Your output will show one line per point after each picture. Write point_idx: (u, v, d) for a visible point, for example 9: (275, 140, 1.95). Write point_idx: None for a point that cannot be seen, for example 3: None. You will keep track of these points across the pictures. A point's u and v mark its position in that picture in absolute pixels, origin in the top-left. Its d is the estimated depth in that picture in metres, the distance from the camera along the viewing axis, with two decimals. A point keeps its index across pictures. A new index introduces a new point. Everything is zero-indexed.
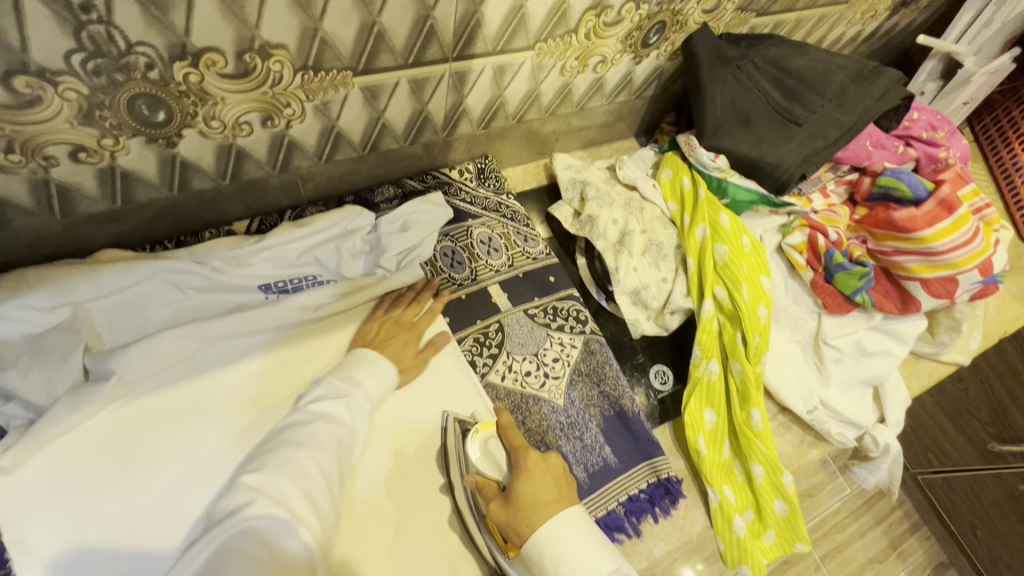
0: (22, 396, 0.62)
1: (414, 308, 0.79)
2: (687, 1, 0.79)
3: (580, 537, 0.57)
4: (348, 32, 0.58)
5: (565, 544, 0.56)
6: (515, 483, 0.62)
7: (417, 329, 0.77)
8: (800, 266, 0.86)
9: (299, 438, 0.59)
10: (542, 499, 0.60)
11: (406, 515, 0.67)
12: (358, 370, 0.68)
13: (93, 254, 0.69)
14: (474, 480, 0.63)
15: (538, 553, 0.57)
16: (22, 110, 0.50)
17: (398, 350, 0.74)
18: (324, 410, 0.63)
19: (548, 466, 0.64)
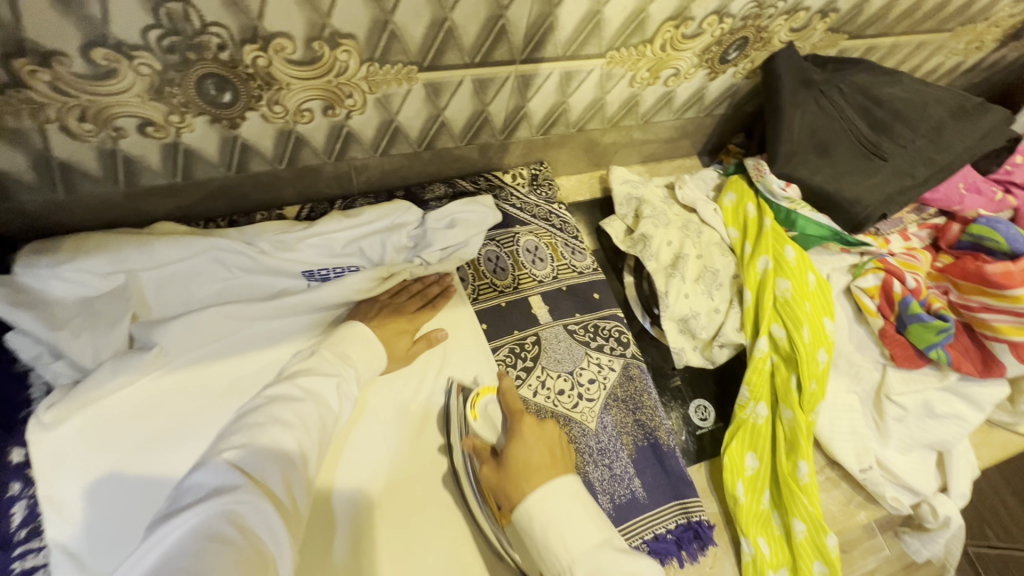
0: (70, 356, 0.63)
1: (413, 300, 0.77)
2: (775, 17, 0.74)
3: (573, 510, 0.51)
4: (418, 26, 0.56)
5: (554, 517, 0.51)
6: (508, 446, 0.57)
7: (416, 320, 0.75)
8: (869, 313, 0.79)
9: (285, 415, 0.56)
10: (533, 464, 0.55)
11: (415, 491, 0.65)
12: (351, 347, 0.67)
13: (150, 226, 0.71)
14: (471, 443, 0.60)
15: (527, 521, 0.52)
16: (97, 81, 0.51)
17: (392, 334, 0.72)
18: (312, 389, 0.60)
19: (545, 433, 0.59)
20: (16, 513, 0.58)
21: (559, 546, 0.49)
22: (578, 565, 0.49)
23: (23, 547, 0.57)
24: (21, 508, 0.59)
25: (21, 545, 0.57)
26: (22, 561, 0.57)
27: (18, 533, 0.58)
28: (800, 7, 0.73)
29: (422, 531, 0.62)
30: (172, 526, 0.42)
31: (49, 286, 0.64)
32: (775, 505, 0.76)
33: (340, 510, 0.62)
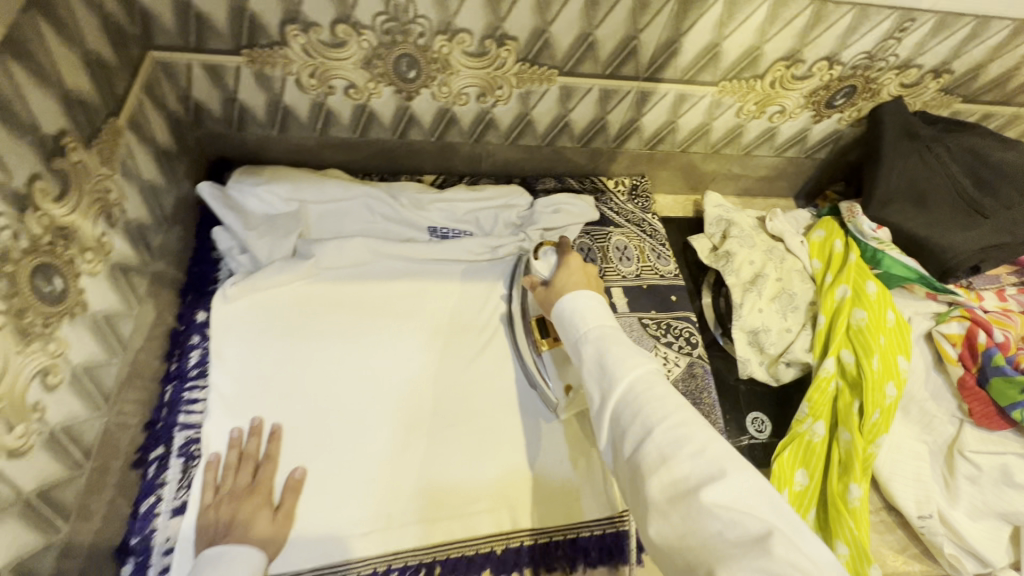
0: (252, 252, 0.82)
1: (250, 469, 0.69)
2: (884, 71, 0.80)
3: (593, 299, 0.62)
4: (568, 37, 0.71)
5: (581, 307, 0.61)
6: (556, 273, 0.69)
7: (265, 487, 0.68)
8: (949, 360, 0.79)
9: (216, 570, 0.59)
10: (574, 282, 0.66)
11: (481, 444, 0.77)
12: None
13: (325, 170, 0.90)
14: (528, 278, 0.74)
15: (558, 309, 0.63)
16: (333, 48, 0.70)
17: (249, 528, 0.64)
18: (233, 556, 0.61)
19: (587, 266, 0.70)
20: (193, 356, 0.76)
21: (579, 319, 0.60)
22: (592, 330, 0.59)
23: (192, 382, 0.75)
24: (196, 354, 0.76)
25: (192, 380, 0.75)
26: (189, 392, 0.74)
27: (192, 371, 0.75)
28: (912, 64, 0.79)
29: (484, 466, 0.76)
30: None
31: (247, 200, 0.85)
32: (820, 528, 0.77)
33: (418, 433, 0.77)
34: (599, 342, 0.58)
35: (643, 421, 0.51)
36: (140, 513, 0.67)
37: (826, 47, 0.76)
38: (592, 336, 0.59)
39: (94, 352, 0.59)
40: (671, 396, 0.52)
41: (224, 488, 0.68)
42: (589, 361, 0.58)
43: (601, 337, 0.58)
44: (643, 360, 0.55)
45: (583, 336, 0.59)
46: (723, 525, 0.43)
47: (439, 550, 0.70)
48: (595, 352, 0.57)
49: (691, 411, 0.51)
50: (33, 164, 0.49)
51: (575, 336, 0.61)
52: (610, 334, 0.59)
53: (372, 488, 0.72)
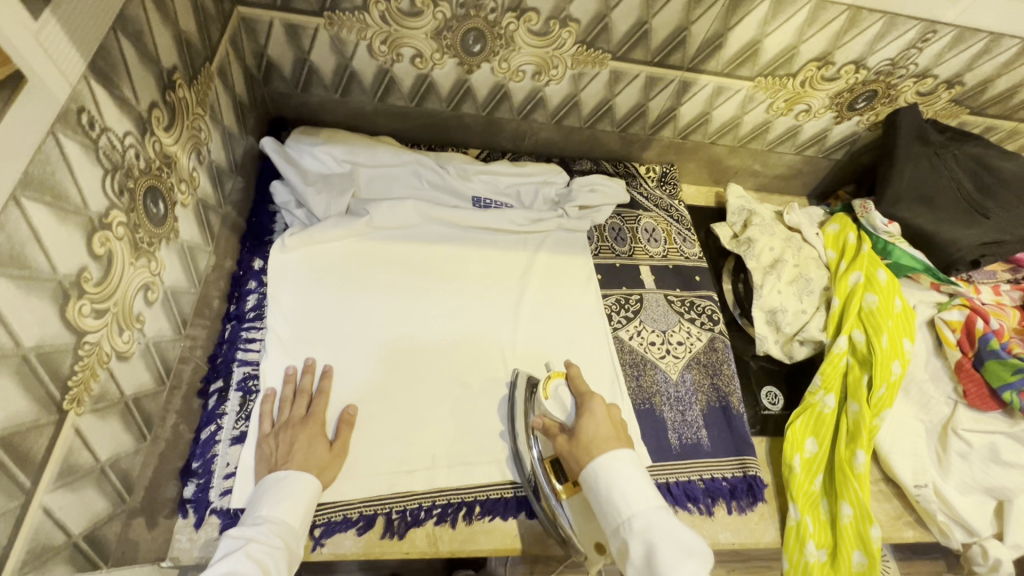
0: (309, 206, 0.86)
1: (305, 402, 0.72)
2: (904, 78, 0.88)
3: (635, 474, 0.60)
4: (626, 23, 0.77)
5: (622, 477, 0.59)
6: (579, 420, 0.67)
7: (319, 421, 0.71)
8: (948, 344, 0.87)
9: (278, 493, 0.63)
10: (602, 436, 0.64)
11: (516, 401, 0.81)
12: (274, 503, 0.61)
13: (378, 136, 0.95)
14: (542, 421, 0.70)
15: (594, 478, 0.61)
16: (408, 16, 0.75)
17: (308, 454, 0.67)
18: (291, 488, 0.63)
19: (611, 411, 0.68)
20: (250, 299, 0.80)
21: (622, 500, 0.58)
22: (637, 517, 0.57)
23: (249, 323, 0.78)
24: (254, 297, 0.80)
25: (250, 321, 0.79)
26: (247, 331, 0.78)
27: (250, 313, 0.79)
28: (929, 73, 0.87)
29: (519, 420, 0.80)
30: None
31: (305, 157, 0.89)
32: (826, 493, 0.83)
33: (458, 387, 0.80)
34: (645, 538, 0.55)
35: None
36: (202, 440, 0.70)
37: (855, 52, 0.83)
38: (637, 524, 0.56)
39: (179, 278, 0.63)
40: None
41: (283, 418, 0.71)
42: (636, 559, 0.55)
43: (646, 529, 0.56)
44: (695, 565, 0.52)
45: (628, 524, 0.57)
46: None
47: (480, 491, 0.74)
48: (641, 547, 0.55)
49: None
50: (153, 92, 0.54)
51: (617, 519, 0.58)
52: (657, 525, 0.56)
53: (417, 431, 0.76)
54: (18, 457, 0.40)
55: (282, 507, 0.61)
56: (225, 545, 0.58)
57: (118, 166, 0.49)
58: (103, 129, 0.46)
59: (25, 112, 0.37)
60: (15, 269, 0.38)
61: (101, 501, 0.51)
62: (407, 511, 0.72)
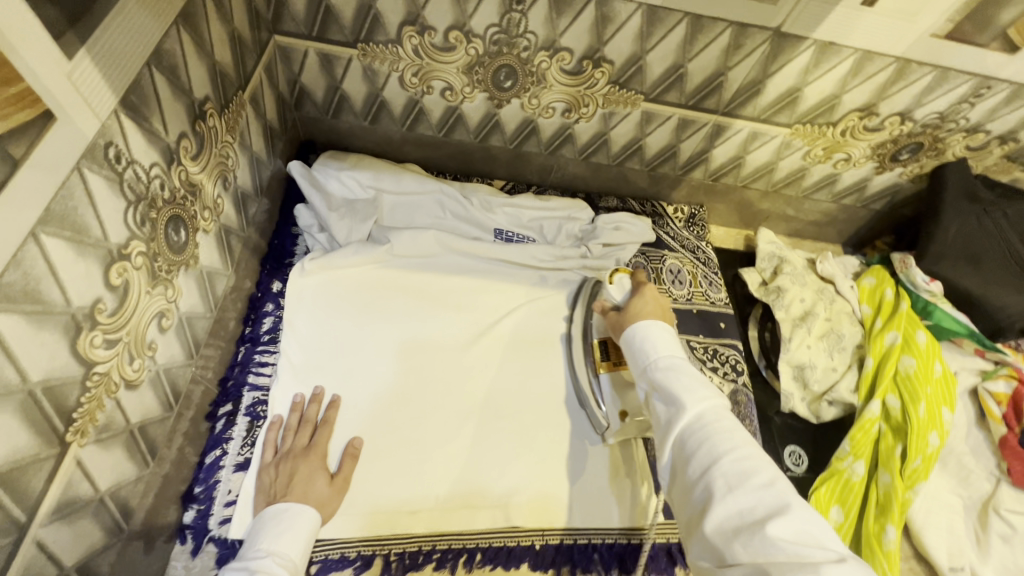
0: (331, 231, 0.86)
1: (308, 432, 0.71)
2: (952, 132, 0.84)
3: (663, 326, 0.61)
4: (661, 66, 0.76)
5: (652, 330, 0.61)
6: (630, 300, 0.69)
7: (320, 454, 0.69)
8: (993, 418, 0.82)
9: (279, 523, 0.61)
10: (646, 311, 0.66)
11: (524, 445, 0.78)
12: (274, 536, 0.60)
13: (404, 164, 0.95)
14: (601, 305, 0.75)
15: (630, 335, 0.63)
16: (441, 51, 0.75)
17: (306, 486, 0.66)
18: (291, 518, 0.62)
19: (663, 298, 0.69)
20: (266, 322, 0.80)
21: (648, 343, 0.60)
22: (662, 354, 0.58)
23: (263, 347, 0.78)
24: (269, 321, 0.80)
25: (263, 344, 0.78)
26: (260, 355, 0.77)
27: (264, 336, 0.79)
28: (980, 129, 0.83)
29: (527, 461, 0.77)
30: None
31: (329, 182, 0.90)
32: None
33: (467, 423, 0.78)
34: (668, 368, 0.57)
35: (708, 448, 0.50)
36: (206, 464, 0.69)
37: (902, 103, 0.80)
38: (661, 360, 0.58)
39: (195, 303, 0.63)
40: (738, 431, 0.51)
41: (285, 447, 0.70)
42: (656, 388, 0.57)
43: (669, 365, 0.57)
44: (711, 393, 0.54)
45: (653, 363, 0.58)
46: (787, 559, 0.41)
47: (482, 538, 0.72)
48: (662, 376, 0.56)
49: (760, 451, 0.49)
50: (182, 123, 0.54)
51: (642, 364, 0.60)
52: (679, 359, 0.58)
53: (423, 471, 0.74)
54: (15, 492, 0.39)
55: (283, 541, 0.60)
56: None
57: (141, 198, 0.49)
58: (129, 162, 0.47)
59: (49, 152, 0.38)
60: (29, 306, 0.38)
61: (98, 530, 0.51)
62: (406, 553, 0.69)
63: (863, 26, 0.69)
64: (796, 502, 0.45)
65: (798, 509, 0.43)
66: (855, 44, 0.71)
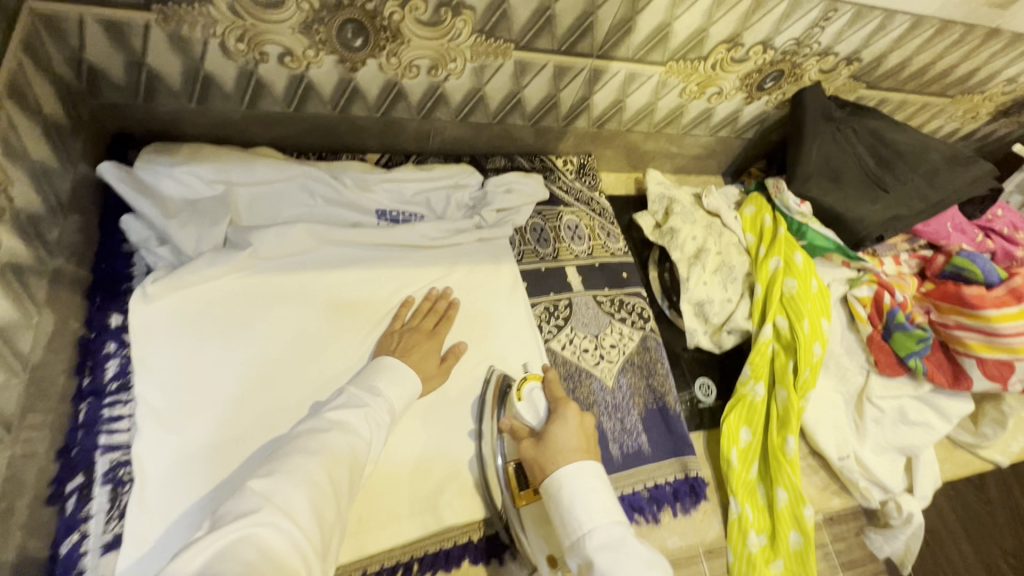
0: (174, 243, 0.71)
1: (433, 319, 0.78)
2: (808, 57, 0.87)
3: (599, 487, 0.57)
4: (527, 9, 0.69)
5: (583, 488, 0.56)
6: (549, 426, 0.65)
7: (439, 341, 0.76)
8: (860, 319, 0.91)
9: (385, 375, 0.67)
10: (570, 446, 0.61)
11: (440, 446, 0.73)
12: (388, 383, 0.66)
13: (254, 149, 0.80)
14: (510, 424, 0.68)
15: (556, 491, 0.58)
16: (266, 9, 0.62)
17: (422, 359, 0.73)
18: (398, 371, 0.68)
19: (583, 419, 0.67)
20: (110, 367, 0.65)
21: (583, 513, 0.55)
22: (597, 533, 0.54)
23: (112, 398, 0.64)
24: (114, 364, 0.66)
25: (112, 395, 0.64)
26: (109, 409, 0.64)
27: (110, 385, 0.65)
28: (830, 52, 0.87)
29: (441, 460, 0.72)
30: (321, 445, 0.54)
31: (159, 181, 0.73)
32: (762, 479, 0.84)
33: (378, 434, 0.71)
34: (606, 553, 0.53)
35: None
36: (62, 556, 0.57)
37: (763, 32, 0.80)
38: (600, 547, 0.53)
39: None
40: None
41: (413, 324, 0.77)
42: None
43: (607, 546, 0.53)
44: None
45: (588, 542, 0.54)
46: None
47: (416, 547, 0.67)
48: (601, 562, 0.52)
49: None
50: None
51: (575, 532, 0.56)
52: (617, 539, 0.54)
53: (410, 456, 0.71)
54: None
55: (392, 389, 0.66)
56: (346, 398, 0.62)
57: None
58: None
59: None
60: None
61: None
62: None
63: None
64: None
65: None
66: None
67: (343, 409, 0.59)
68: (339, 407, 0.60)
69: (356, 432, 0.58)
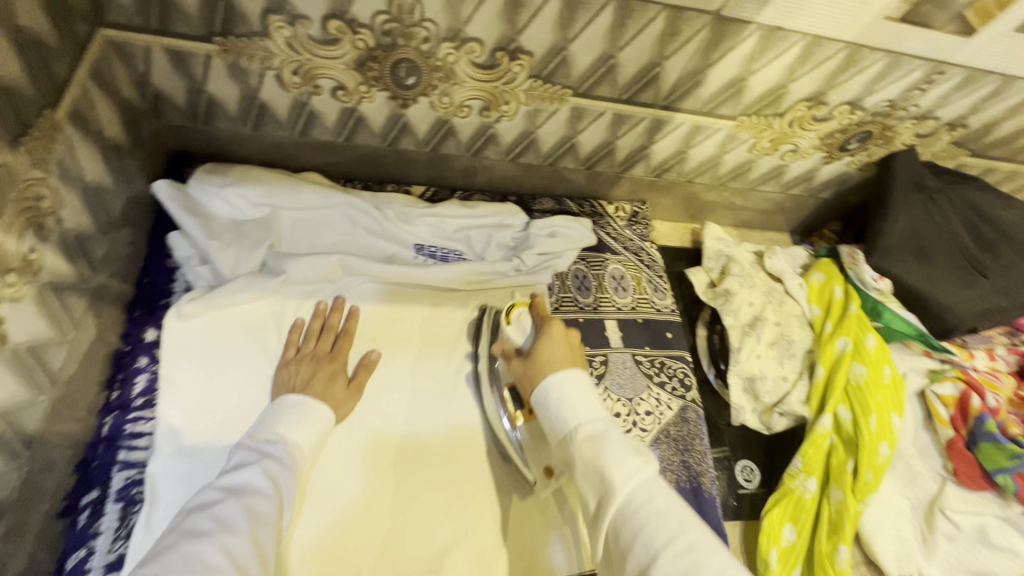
0: (215, 264, 0.72)
1: (331, 339, 0.71)
2: (902, 120, 0.78)
3: (582, 385, 0.54)
4: (588, 56, 0.65)
5: (566, 388, 0.53)
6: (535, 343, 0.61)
7: (342, 362, 0.69)
8: (941, 420, 0.80)
9: (288, 417, 0.58)
10: (556, 358, 0.58)
11: (457, 503, 0.67)
12: (289, 423, 0.58)
13: (301, 174, 0.80)
14: (502, 346, 0.66)
15: (542, 396, 0.55)
16: (323, 46, 0.62)
17: (327, 386, 0.65)
18: (302, 408, 0.60)
19: (569, 333, 0.62)
20: (138, 382, 0.66)
21: (566, 409, 0.52)
22: (582, 426, 0.51)
23: (136, 413, 0.64)
24: (142, 380, 0.66)
25: (138, 410, 0.64)
26: (133, 424, 0.64)
27: (136, 400, 0.65)
28: (929, 115, 0.77)
29: (456, 517, 0.66)
30: (209, 517, 0.45)
31: (208, 201, 0.74)
32: None
33: (392, 481, 0.66)
34: (591, 443, 0.49)
35: (645, 546, 0.43)
36: (68, 569, 0.56)
37: (851, 92, 0.72)
38: (585, 437, 0.50)
39: (15, 392, 0.50)
40: (681, 517, 0.44)
41: (309, 348, 0.69)
42: (581, 467, 0.49)
43: (591, 436, 0.50)
44: (645, 468, 0.47)
45: (571, 435, 0.51)
46: None
47: None
48: (585, 450, 0.49)
49: (703, 534, 0.43)
50: None
51: (561, 429, 0.52)
52: (602, 427, 0.50)
53: (423, 511, 0.65)
54: None
55: (297, 430, 0.57)
56: (240, 456, 0.53)
57: None
58: None
59: None
60: None
61: None
62: None
63: (812, 7, 0.60)
64: None
65: None
66: (802, 29, 0.63)
67: (236, 471, 0.50)
68: (233, 471, 0.50)
69: (257, 489, 0.49)
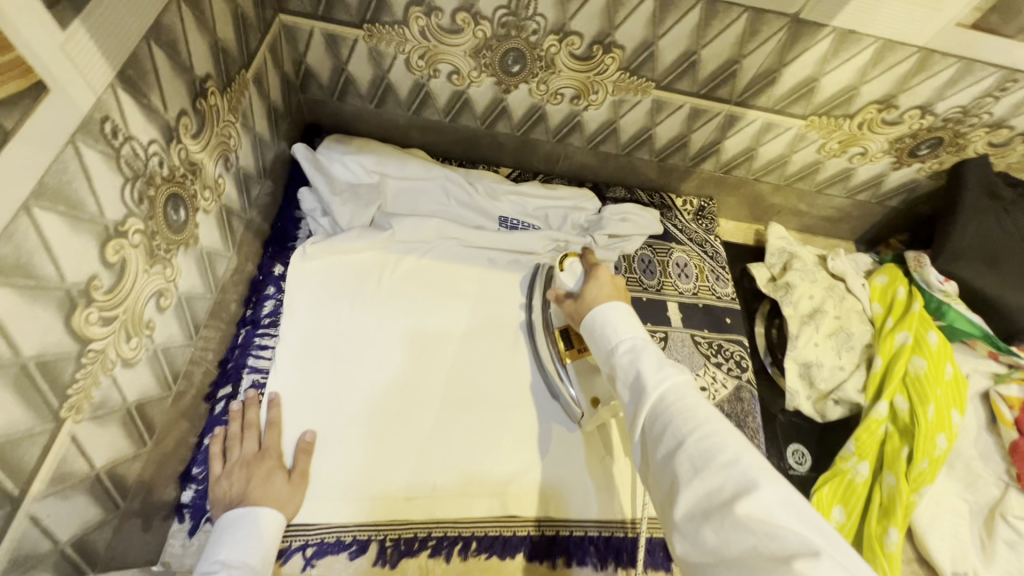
0: (333, 215, 0.84)
1: (255, 436, 0.68)
2: (974, 127, 0.81)
3: (624, 313, 0.62)
4: (673, 52, 0.74)
5: (612, 316, 0.62)
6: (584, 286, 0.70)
7: (275, 453, 0.67)
8: (1004, 422, 0.80)
9: (238, 533, 0.59)
10: (603, 296, 0.67)
11: (516, 438, 0.77)
12: (233, 545, 0.58)
13: (410, 150, 0.93)
14: (553, 292, 0.74)
15: (591, 323, 0.64)
16: (449, 34, 0.74)
17: (265, 490, 0.64)
18: (242, 522, 0.60)
19: (615, 278, 0.71)
20: (267, 305, 0.79)
21: (610, 330, 0.61)
22: (623, 341, 0.59)
23: (263, 329, 0.78)
24: (270, 304, 0.80)
25: (264, 327, 0.78)
26: (260, 337, 0.77)
27: (265, 319, 0.78)
28: (1003, 124, 0.80)
29: (515, 450, 0.76)
30: None
31: (333, 165, 0.88)
32: None
33: (462, 412, 0.77)
34: (632, 352, 0.57)
35: (673, 433, 0.50)
36: (203, 445, 0.69)
37: (922, 96, 0.77)
38: (626, 351, 0.58)
39: (195, 283, 0.63)
40: (704, 409, 0.50)
41: (236, 453, 0.67)
42: (621, 375, 0.57)
43: (631, 347, 0.58)
44: (675, 372, 0.54)
45: (615, 349, 0.59)
46: (757, 541, 0.41)
47: (478, 526, 0.71)
48: (626, 358, 0.57)
49: (725, 426, 0.49)
50: (183, 100, 0.54)
51: (607, 348, 0.61)
52: (643, 342, 0.59)
53: (488, 440, 0.76)
54: (5, 465, 0.40)
55: (242, 548, 0.58)
56: None
57: (139, 174, 0.48)
58: (127, 138, 0.46)
59: (46, 121, 0.37)
60: (21, 280, 0.38)
61: (90, 505, 0.51)
62: (400, 539, 0.68)
63: (886, 13, 0.67)
64: (764, 479, 0.44)
65: (766, 489, 0.43)
66: (877, 33, 0.69)
67: None
68: None
69: None
